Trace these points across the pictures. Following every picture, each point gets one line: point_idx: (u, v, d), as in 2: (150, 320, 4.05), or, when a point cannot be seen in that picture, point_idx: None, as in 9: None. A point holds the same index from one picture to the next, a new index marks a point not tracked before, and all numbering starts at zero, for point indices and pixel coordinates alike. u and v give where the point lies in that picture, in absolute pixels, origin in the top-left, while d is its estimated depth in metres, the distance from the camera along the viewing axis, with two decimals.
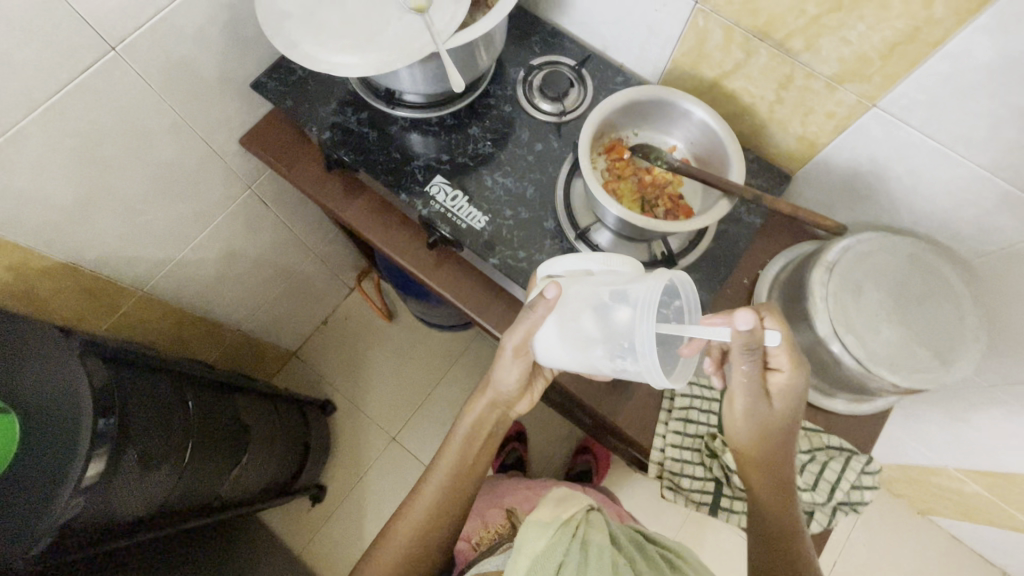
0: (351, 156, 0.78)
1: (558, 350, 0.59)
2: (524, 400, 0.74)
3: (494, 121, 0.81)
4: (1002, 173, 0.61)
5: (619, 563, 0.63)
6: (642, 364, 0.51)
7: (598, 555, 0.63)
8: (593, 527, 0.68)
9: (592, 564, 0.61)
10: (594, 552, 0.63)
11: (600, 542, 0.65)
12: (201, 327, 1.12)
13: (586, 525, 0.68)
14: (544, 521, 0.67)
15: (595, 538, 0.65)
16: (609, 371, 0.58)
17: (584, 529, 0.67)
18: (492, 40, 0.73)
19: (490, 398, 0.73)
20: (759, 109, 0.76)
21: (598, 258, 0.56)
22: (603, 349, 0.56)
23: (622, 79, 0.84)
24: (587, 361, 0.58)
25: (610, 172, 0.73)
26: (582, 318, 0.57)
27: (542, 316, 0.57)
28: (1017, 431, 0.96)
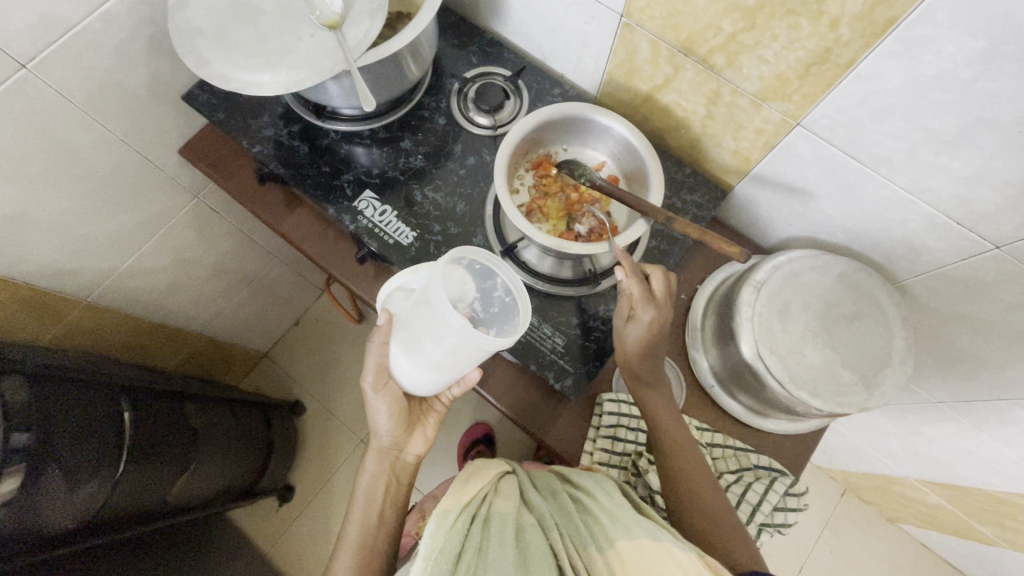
0: (282, 170, 0.78)
1: (413, 373, 0.63)
2: (416, 439, 0.73)
3: (427, 136, 0.80)
4: (925, 197, 0.59)
5: (526, 529, 0.53)
6: (460, 332, 0.55)
7: (501, 529, 0.52)
8: (499, 497, 0.58)
9: (493, 543, 0.51)
10: (495, 526, 0.53)
11: (504, 512, 0.55)
12: (158, 334, 1.13)
13: (490, 498, 0.58)
14: (444, 510, 0.56)
15: (498, 510, 0.55)
16: (453, 360, 0.60)
17: (487, 505, 0.56)
18: (420, 51, 0.71)
19: (376, 448, 0.71)
20: (692, 124, 0.74)
21: (405, 273, 0.63)
22: (434, 343, 0.59)
23: (559, 90, 0.83)
24: (434, 362, 0.61)
25: (537, 188, 0.74)
26: (411, 327, 0.61)
27: (383, 342, 0.63)
28: (969, 446, 0.94)
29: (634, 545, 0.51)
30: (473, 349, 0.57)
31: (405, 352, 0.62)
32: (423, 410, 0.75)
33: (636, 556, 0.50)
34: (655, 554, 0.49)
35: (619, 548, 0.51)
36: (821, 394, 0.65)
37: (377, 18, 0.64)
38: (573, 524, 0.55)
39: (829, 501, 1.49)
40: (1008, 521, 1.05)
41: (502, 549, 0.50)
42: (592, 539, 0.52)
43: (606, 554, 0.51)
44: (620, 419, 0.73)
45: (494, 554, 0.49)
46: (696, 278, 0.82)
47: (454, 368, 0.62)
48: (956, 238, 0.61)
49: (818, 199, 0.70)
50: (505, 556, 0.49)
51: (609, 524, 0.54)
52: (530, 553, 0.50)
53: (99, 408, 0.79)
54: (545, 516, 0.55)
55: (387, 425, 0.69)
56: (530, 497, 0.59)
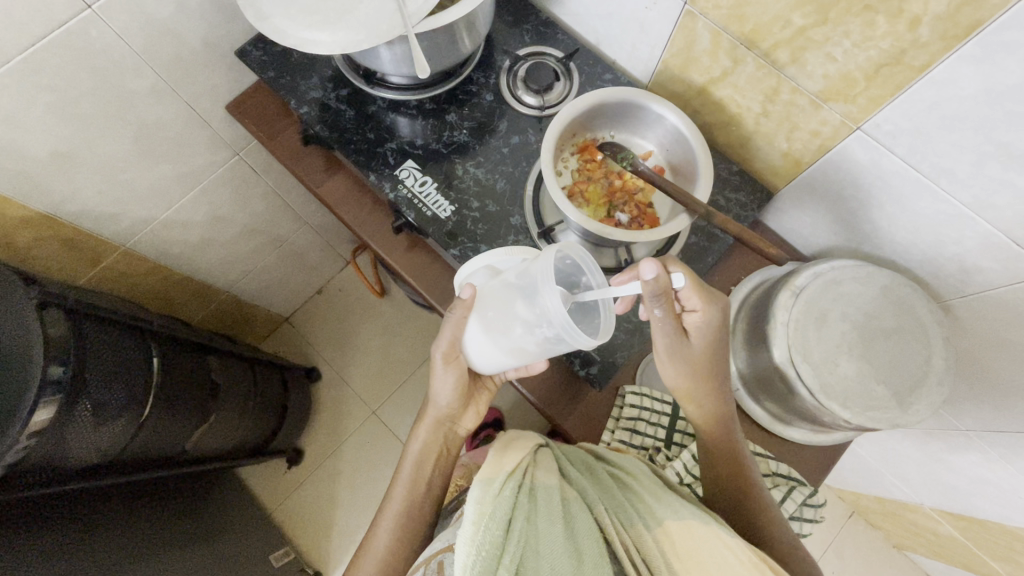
0: (327, 133, 0.79)
1: (486, 351, 0.62)
2: (469, 413, 0.74)
3: (473, 111, 0.80)
4: (986, 214, 0.57)
5: (572, 502, 0.54)
6: (557, 325, 0.54)
7: (547, 500, 0.52)
8: (540, 469, 0.58)
9: (542, 513, 0.51)
10: (542, 497, 0.53)
11: (549, 483, 0.55)
12: (187, 287, 1.15)
13: (532, 469, 0.57)
14: (488, 477, 0.55)
15: (543, 482, 0.55)
16: (535, 347, 0.60)
17: (530, 475, 0.56)
18: (476, 24, 0.71)
19: (432, 416, 0.72)
20: (745, 120, 0.73)
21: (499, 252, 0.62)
22: (521, 326, 0.58)
23: (610, 77, 0.82)
24: (514, 345, 0.60)
25: (581, 172, 0.73)
26: (496, 307, 0.60)
27: (462, 316, 0.61)
28: (993, 479, 0.91)
29: (683, 525, 0.51)
30: (561, 342, 0.56)
31: (485, 331, 0.61)
32: (478, 387, 0.75)
33: (685, 536, 0.50)
34: (706, 536, 0.50)
35: (667, 527, 0.51)
36: (852, 406, 0.64)
37: None
38: (616, 502, 0.55)
39: (836, 521, 1.47)
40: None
41: (552, 519, 0.50)
42: (638, 517, 0.53)
43: (654, 531, 0.51)
44: (642, 413, 0.73)
45: (545, 523, 0.49)
46: (731, 279, 0.81)
47: (527, 356, 0.62)
48: (1012, 260, 0.59)
49: (868, 209, 0.68)
50: (556, 526, 0.49)
51: (655, 504, 0.54)
52: (578, 526, 0.50)
53: (130, 351, 0.81)
54: (588, 492, 0.55)
55: (447, 396, 0.70)
56: (570, 473, 0.59)
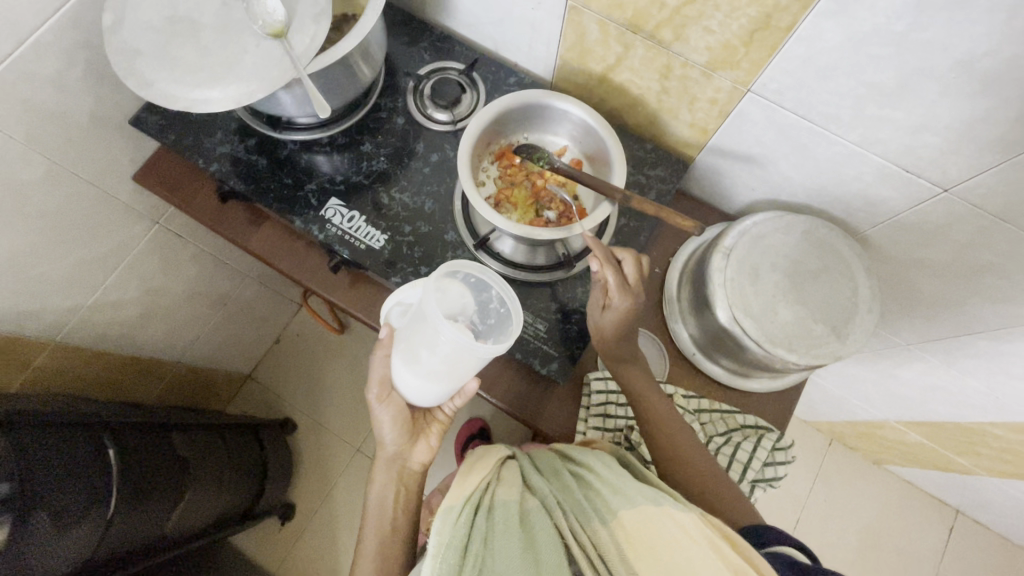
0: (244, 186, 0.77)
1: (412, 384, 0.65)
2: (420, 448, 0.73)
3: (387, 137, 0.80)
4: (875, 149, 0.62)
5: (531, 512, 0.56)
6: (448, 338, 0.57)
7: (506, 518, 0.54)
8: (502, 485, 0.60)
9: (499, 532, 0.53)
10: (501, 517, 0.55)
11: (508, 498, 0.57)
12: (134, 367, 1.10)
13: (493, 486, 0.59)
14: (450, 503, 0.57)
15: (501, 499, 0.57)
16: (448, 368, 0.62)
17: (490, 494, 0.58)
18: (369, 51, 0.70)
19: (380, 459, 0.72)
20: (648, 100, 0.75)
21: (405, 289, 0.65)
22: (427, 351, 0.61)
23: (515, 79, 0.83)
24: (429, 371, 0.63)
25: (503, 178, 0.74)
26: (408, 338, 0.64)
27: (384, 357, 0.66)
28: (941, 383, 0.98)
29: (637, 514, 0.52)
30: (466, 355, 0.58)
31: (404, 364, 0.64)
32: (427, 418, 0.74)
33: (638, 525, 0.51)
34: (658, 518, 0.51)
35: (621, 519, 0.52)
36: (796, 349, 0.67)
37: (322, 22, 0.63)
38: (575, 499, 0.56)
39: (817, 452, 1.54)
40: (983, 450, 1.11)
41: (508, 536, 0.52)
42: (596, 514, 0.54)
43: (609, 526, 0.52)
44: (610, 395, 0.76)
45: (501, 544, 0.52)
46: (668, 251, 0.84)
47: (451, 378, 0.64)
48: (907, 185, 0.64)
49: (775, 161, 0.72)
50: (510, 546, 0.51)
51: (611, 498, 0.55)
52: (536, 538, 0.52)
53: (79, 448, 0.78)
54: (548, 497, 0.57)
55: (390, 435, 0.70)
56: (532, 479, 0.61)
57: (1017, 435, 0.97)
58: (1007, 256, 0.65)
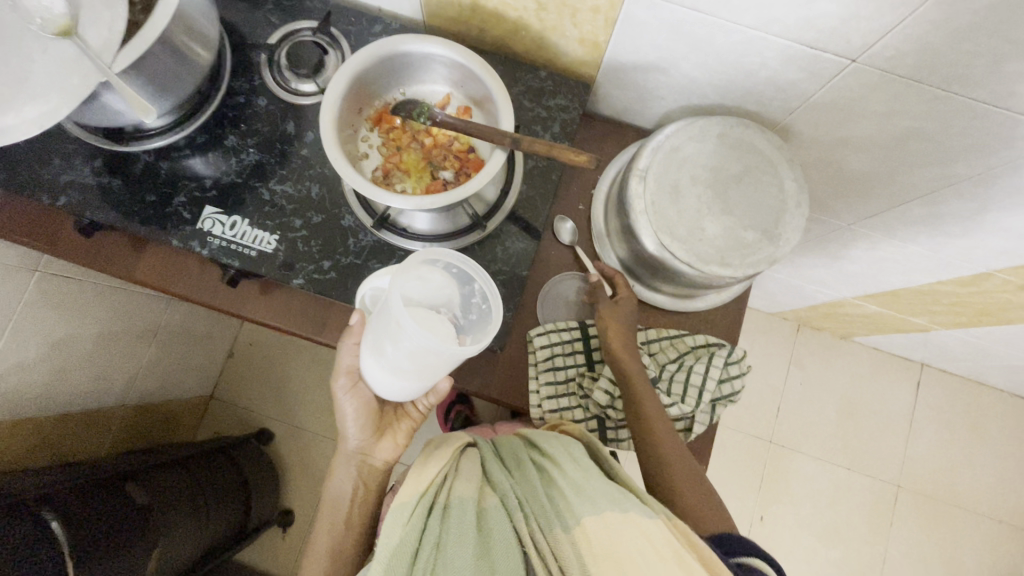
0: (103, 214, 0.68)
1: (379, 376, 0.59)
2: (385, 445, 0.69)
3: (252, 124, 0.70)
4: (773, 29, 0.56)
5: (490, 510, 0.52)
6: (409, 334, 0.51)
7: (461, 519, 0.51)
8: (459, 479, 0.55)
9: (453, 537, 0.49)
10: (455, 518, 0.51)
11: (464, 496, 0.53)
12: (71, 423, 1.03)
13: (450, 479, 0.55)
14: (400, 501, 0.53)
15: (457, 496, 0.53)
16: (414, 366, 0.56)
17: (446, 490, 0.54)
18: (196, 28, 0.60)
19: (343, 452, 0.69)
20: (529, 22, 0.67)
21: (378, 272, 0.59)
22: (391, 345, 0.55)
23: (381, 27, 0.73)
24: (393, 366, 0.57)
25: (387, 145, 0.67)
26: (376, 328, 0.58)
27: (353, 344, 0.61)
28: (887, 255, 0.97)
29: (601, 522, 0.49)
30: (430, 355, 0.52)
31: (371, 354, 0.59)
32: (396, 414, 0.70)
33: (602, 534, 0.48)
34: (623, 528, 0.48)
35: (585, 528, 0.49)
36: (730, 262, 0.64)
37: (117, 5, 0.53)
38: (537, 499, 0.53)
39: (787, 340, 1.57)
40: (937, 307, 1.13)
41: (464, 540, 0.49)
42: (557, 517, 0.51)
43: (571, 535, 0.49)
44: (554, 349, 0.72)
45: (455, 550, 0.48)
46: (589, 183, 0.78)
47: (421, 377, 0.58)
48: (813, 62, 0.59)
49: (676, 64, 0.65)
50: (465, 551, 0.48)
51: (575, 499, 0.51)
52: (491, 541, 0.49)
53: (18, 532, 0.73)
54: (508, 494, 0.53)
55: (353, 429, 0.67)
56: (492, 472, 0.57)
57: (966, 287, 0.98)
58: (927, 116, 0.61)
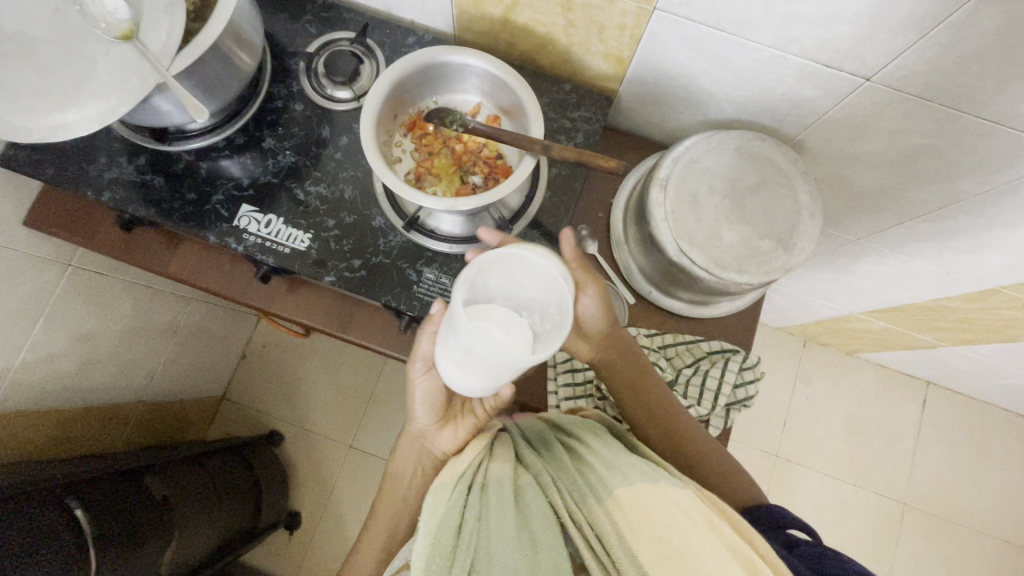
0: (144, 210, 0.70)
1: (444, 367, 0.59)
2: (445, 436, 0.67)
3: (289, 128, 0.73)
4: (791, 49, 0.59)
5: (525, 488, 0.54)
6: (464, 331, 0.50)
7: (499, 494, 0.53)
8: (494, 461, 0.58)
9: (493, 508, 0.51)
10: (494, 492, 0.53)
11: (500, 475, 0.55)
12: (91, 417, 1.04)
13: (486, 463, 0.58)
14: (440, 484, 0.56)
15: (494, 475, 0.55)
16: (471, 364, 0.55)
17: (483, 471, 0.57)
18: (243, 36, 0.64)
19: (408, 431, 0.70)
20: (556, 37, 0.70)
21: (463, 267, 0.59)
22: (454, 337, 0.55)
23: (413, 39, 0.77)
24: (454, 359, 0.57)
25: (419, 150, 0.70)
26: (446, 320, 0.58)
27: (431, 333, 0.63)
28: (894, 271, 0.99)
29: (632, 490, 0.50)
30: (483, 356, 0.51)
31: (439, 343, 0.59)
32: (462, 409, 0.68)
33: (636, 502, 0.49)
34: (656, 496, 0.50)
35: (617, 497, 0.50)
36: (747, 269, 0.66)
37: (175, 12, 0.56)
38: (570, 478, 0.55)
39: (794, 355, 1.59)
40: (943, 324, 1.14)
41: (504, 512, 0.50)
42: (590, 491, 0.52)
43: (605, 503, 0.50)
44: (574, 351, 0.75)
45: (496, 521, 0.49)
46: (608, 192, 0.81)
47: (481, 377, 0.56)
48: (829, 81, 0.62)
49: (697, 80, 0.69)
50: (505, 519, 0.49)
51: (605, 473, 0.53)
52: (529, 514, 0.50)
53: (43, 522, 0.75)
54: (541, 473, 0.55)
55: (421, 413, 0.67)
56: (525, 457, 0.59)
57: (973, 303, 1.00)
58: (936, 134, 0.64)
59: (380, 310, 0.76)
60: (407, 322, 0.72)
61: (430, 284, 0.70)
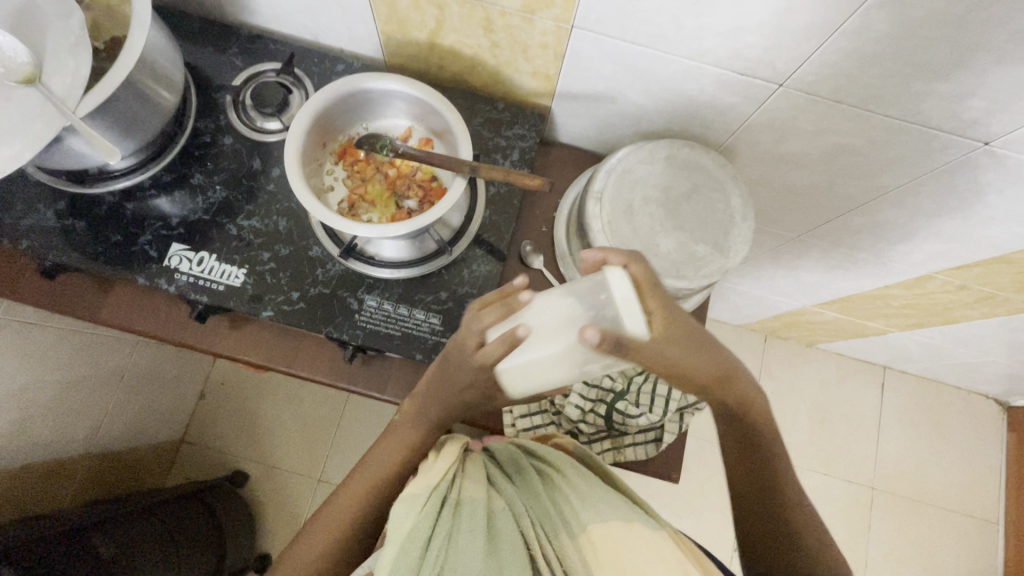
0: (67, 256, 0.68)
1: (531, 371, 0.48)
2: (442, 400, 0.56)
3: (219, 162, 0.72)
4: (706, 59, 0.61)
5: (498, 513, 0.53)
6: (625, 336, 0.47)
7: (471, 517, 0.51)
8: (469, 478, 0.56)
9: (464, 533, 0.50)
10: (466, 515, 0.51)
11: (475, 496, 0.53)
12: (31, 476, 0.99)
13: (459, 479, 0.56)
14: (411, 493, 0.53)
15: (468, 494, 0.54)
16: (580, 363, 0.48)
17: (457, 487, 0.55)
18: (160, 72, 0.62)
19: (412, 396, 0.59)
20: (484, 57, 0.71)
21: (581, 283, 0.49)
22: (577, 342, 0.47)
23: (343, 67, 0.76)
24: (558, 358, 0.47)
25: (352, 177, 0.69)
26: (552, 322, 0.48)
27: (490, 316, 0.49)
28: (836, 263, 1.03)
29: (606, 528, 0.51)
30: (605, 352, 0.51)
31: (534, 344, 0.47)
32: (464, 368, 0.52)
33: (608, 539, 0.50)
34: (628, 536, 0.51)
35: (590, 533, 0.51)
36: (685, 273, 0.67)
37: (81, 53, 0.55)
38: (543, 507, 0.55)
39: (756, 351, 1.62)
40: (889, 310, 1.19)
41: (474, 538, 0.49)
42: (562, 525, 0.53)
43: (577, 539, 0.51)
44: None
45: (465, 546, 0.49)
46: (551, 206, 0.81)
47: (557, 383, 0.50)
48: (746, 88, 0.64)
49: (624, 93, 0.70)
50: (475, 545, 0.49)
51: (580, 508, 0.54)
52: (501, 541, 0.50)
53: None
54: (515, 501, 0.55)
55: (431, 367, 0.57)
56: (499, 479, 0.58)
57: (912, 289, 1.04)
58: (852, 132, 0.66)
59: (325, 340, 0.74)
60: (352, 351, 0.70)
61: (372, 311, 0.69)
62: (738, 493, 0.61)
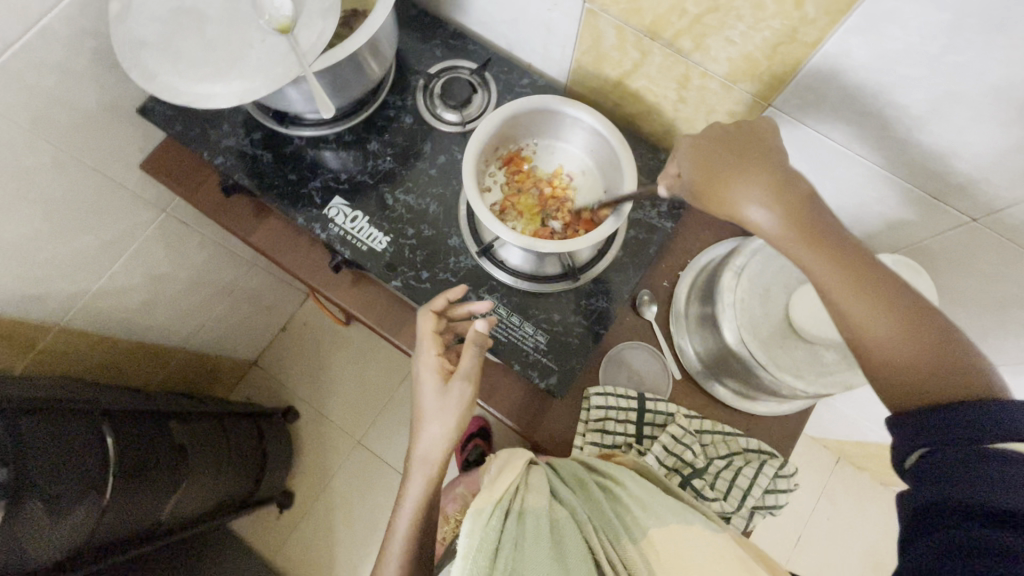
0: (248, 180, 0.76)
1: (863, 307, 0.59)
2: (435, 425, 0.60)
3: (395, 135, 0.78)
4: (899, 171, 0.59)
5: (560, 521, 0.55)
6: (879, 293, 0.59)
7: (535, 527, 0.53)
8: (530, 489, 0.58)
9: (530, 541, 0.52)
10: (531, 525, 0.54)
11: (537, 506, 0.56)
12: (138, 352, 1.10)
13: (522, 491, 0.58)
14: (477, 508, 0.55)
15: (531, 505, 0.56)
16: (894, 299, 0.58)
17: (520, 498, 0.57)
18: (380, 48, 0.69)
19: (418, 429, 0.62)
20: (664, 108, 0.73)
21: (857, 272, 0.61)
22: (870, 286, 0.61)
23: (527, 81, 0.81)
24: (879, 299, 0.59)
25: (509, 184, 0.73)
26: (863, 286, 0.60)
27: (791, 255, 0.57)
28: None
29: (667, 531, 0.53)
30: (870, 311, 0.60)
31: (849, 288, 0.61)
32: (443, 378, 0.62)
33: (670, 544, 0.52)
34: (690, 538, 0.52)
35: (652, 538, 0.53)
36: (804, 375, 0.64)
37: (330, 17, 0.62)
38: (604, 516, 0.56)
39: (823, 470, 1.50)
40: None
41: (541, 543, 0.52)
42: (625, 531, 0.54)
43: (640, 545, 0.53)
44: (608, 412, 0.72)
45: (532, 550, 0.51)
46: (678, 264, 0.81)
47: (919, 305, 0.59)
48: (932, 210, 0.61)
49: None
50: (540, 550, 0.51)
51: (640, 514, 0.55)
52: (566, 547, 0.52)
53: (78, 441, 0.79)
54: (576, 508, 0.56)
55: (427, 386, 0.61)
56: (560, 491, 0.59)
57: None
58: None
59: None
60: None
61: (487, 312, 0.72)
62: (889, 370, 0.46)
